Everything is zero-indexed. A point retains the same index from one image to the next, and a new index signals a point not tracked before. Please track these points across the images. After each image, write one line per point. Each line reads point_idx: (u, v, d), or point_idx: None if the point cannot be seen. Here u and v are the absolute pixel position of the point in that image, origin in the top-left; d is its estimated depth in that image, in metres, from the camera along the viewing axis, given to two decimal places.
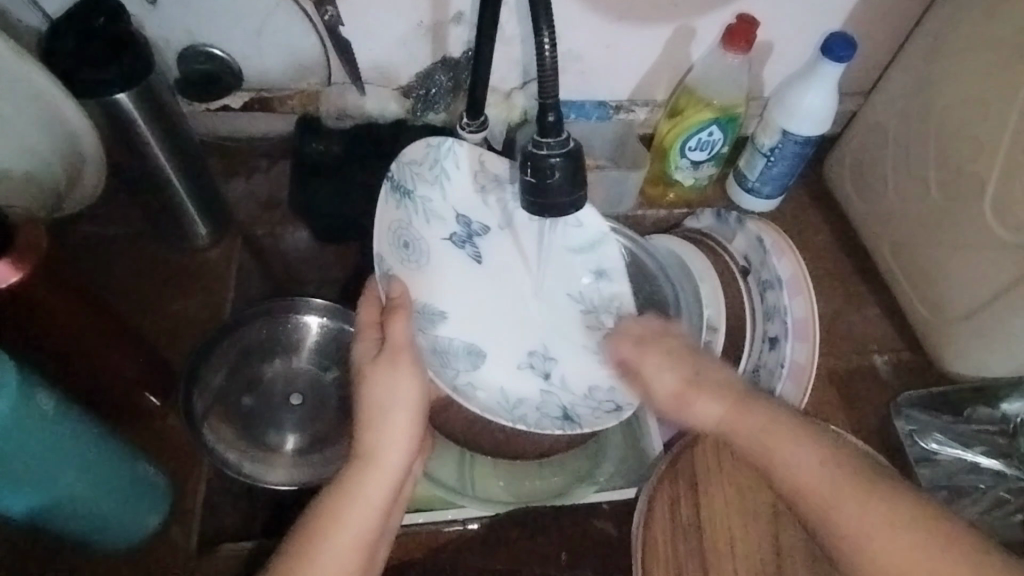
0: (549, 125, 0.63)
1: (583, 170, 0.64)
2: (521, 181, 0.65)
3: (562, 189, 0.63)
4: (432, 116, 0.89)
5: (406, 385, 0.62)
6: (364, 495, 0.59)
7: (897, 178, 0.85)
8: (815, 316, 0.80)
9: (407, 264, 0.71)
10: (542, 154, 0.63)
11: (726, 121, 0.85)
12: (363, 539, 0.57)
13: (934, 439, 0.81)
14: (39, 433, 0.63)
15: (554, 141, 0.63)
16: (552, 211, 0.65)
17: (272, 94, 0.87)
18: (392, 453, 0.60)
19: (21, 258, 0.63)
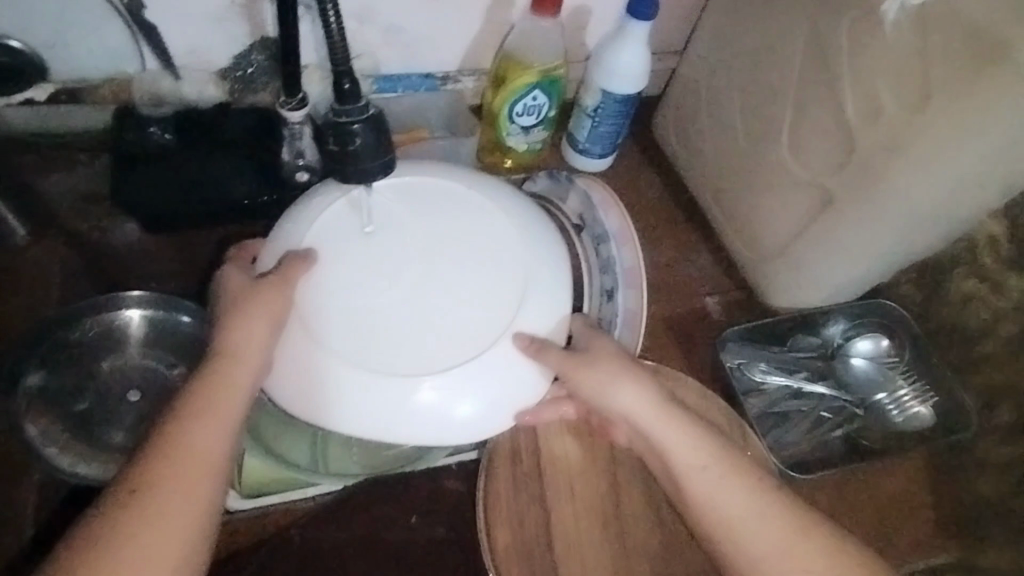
0: (347, 94, 0.66)
1: (383, 132, 0.67)
2: (326, 150, 0.68)
3: (367, 152, 0.67)
4: (255, 96, 0.87)
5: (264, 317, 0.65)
6: (196, 427, 0.58)
7: (713, 127, 0.89)
8: (642, 264, 0.85)
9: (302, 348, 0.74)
10: (344, 120, 0.67)
11: (548, 84, 0.88)
12: (217, 449, 0.58)
13: (759, 369, 0.85)
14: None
15: (353, 109, 0.66)
16: (360, 176, 0.68)
17: (80, 85, 0.84)
18: (239, 377, 0.62)
19: None
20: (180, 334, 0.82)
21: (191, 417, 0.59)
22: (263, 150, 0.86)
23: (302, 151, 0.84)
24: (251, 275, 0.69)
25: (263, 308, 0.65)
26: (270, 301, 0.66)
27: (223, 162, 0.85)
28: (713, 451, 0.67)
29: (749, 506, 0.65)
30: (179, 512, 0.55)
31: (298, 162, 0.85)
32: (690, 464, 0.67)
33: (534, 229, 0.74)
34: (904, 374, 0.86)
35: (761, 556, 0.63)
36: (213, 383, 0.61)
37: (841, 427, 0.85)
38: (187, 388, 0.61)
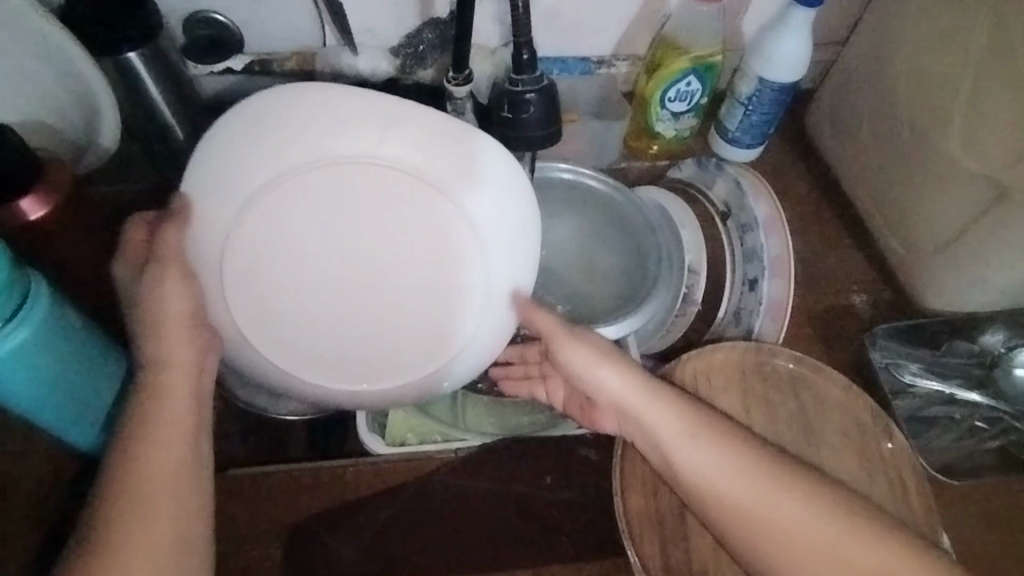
0: (523, 65, 0.70)
1: (555, 102, 0.71)
2: (498, 117, 0.71)
3: (537, 121, 0.71)
4: (422, 72, 0.93)
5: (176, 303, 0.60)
6: (150, 444, 0.55)
7: (875, 121, 0.87)
8: (790, 254, 0.83)
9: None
10: (518, 90, 0.70)
11: (703, 70, 0.89)
12: (182, 462, 0.55)
13: (909, 371, 0.83)
14: (48, 346, 0.69)
15: (529, 78, 0.70)
16: (526, 144, 0.72)
17: (270, 57, 0.93)
18: (170, 385, 0.58)
19: (47, 193, 0.73)
20: None
21: (141, 435, 0.55)
22: None
23: None
24: (136, 270, 0.61)
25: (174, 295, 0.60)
26: (176, 294, 0.60)
27: None
28: (718, 433, 0.64)
29: (723, 470, 0.62)
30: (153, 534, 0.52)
31: None
32: (671, 427, 0.65)
33: (510, 174, 0.61)
34: None
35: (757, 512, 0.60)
36: (145, 398, 0.57)
37: (998, 439, 0.80)
38: (129, 410, 0.56)
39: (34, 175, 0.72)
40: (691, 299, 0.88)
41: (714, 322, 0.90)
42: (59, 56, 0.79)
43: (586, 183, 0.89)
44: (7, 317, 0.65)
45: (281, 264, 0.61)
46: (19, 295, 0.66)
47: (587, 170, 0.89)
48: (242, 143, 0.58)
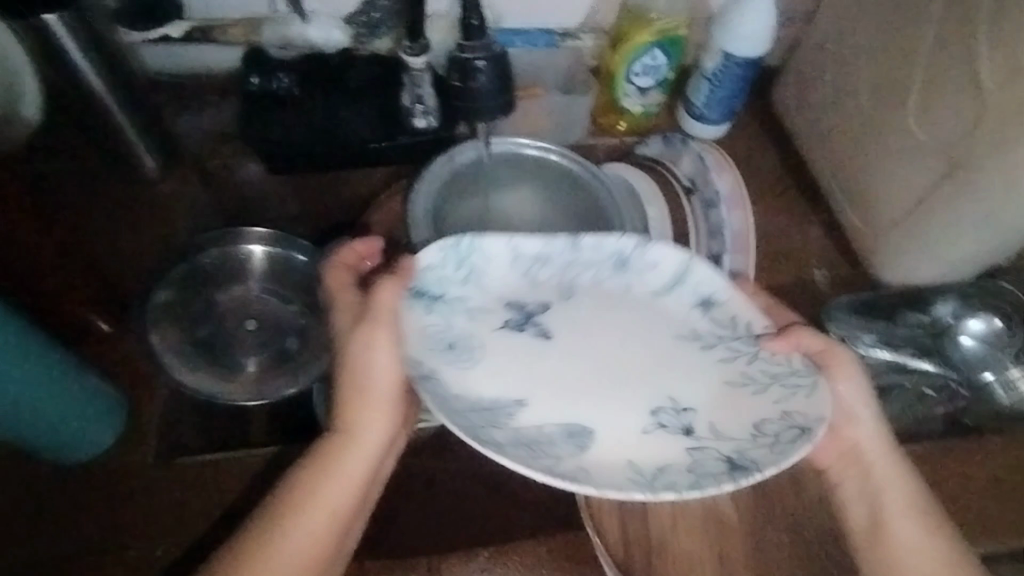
0: (473, 31, 0.70)
1: (506, 73, 0.71)
2: (449, 85, 0.72)
3: (487, 89, 0.71)
4: (377, 43, 0.89)
5: (386, 371, 0.59)
6: (305, 518, 0.56)
7: (836, 97, 0.88)
8: (751, 229, 0.85)
9: (619, 275, 0.66)
10: (469, 57, 0.70)
11: (668, 44, 0.89)
12: (327, 539, 0.56)
13: (865, 342, 0.84)
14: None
15: (479, 44, 0.69)
16: (478, 113, 0.72)
17: (213, 23, 0.86)
18: (352, 463, 0.59)
19: None
20: (296, 275, 0.84)
21: (304, 506, 0.57)
22: (383, 98, 0.88)
23: (422, 98, 0.85)
24: (352, 316, 0.60)
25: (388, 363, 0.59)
26: (381, 362, 0.59)
27: (347, 111, 0.88)
28: (886, 448, 0.61)
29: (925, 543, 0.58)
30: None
31: (417, 108, 0.86)
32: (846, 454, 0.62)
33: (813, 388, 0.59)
34: (1014, 356, 0.84)
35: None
36: (325, 472, 0.58)
37: (945, 405, 0.83)
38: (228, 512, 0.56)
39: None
40: None
41: None
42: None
43: (547, 157, 0.86)
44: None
45: (537, 372, 0.63)
46: None
47: (546, 143, 0.87)
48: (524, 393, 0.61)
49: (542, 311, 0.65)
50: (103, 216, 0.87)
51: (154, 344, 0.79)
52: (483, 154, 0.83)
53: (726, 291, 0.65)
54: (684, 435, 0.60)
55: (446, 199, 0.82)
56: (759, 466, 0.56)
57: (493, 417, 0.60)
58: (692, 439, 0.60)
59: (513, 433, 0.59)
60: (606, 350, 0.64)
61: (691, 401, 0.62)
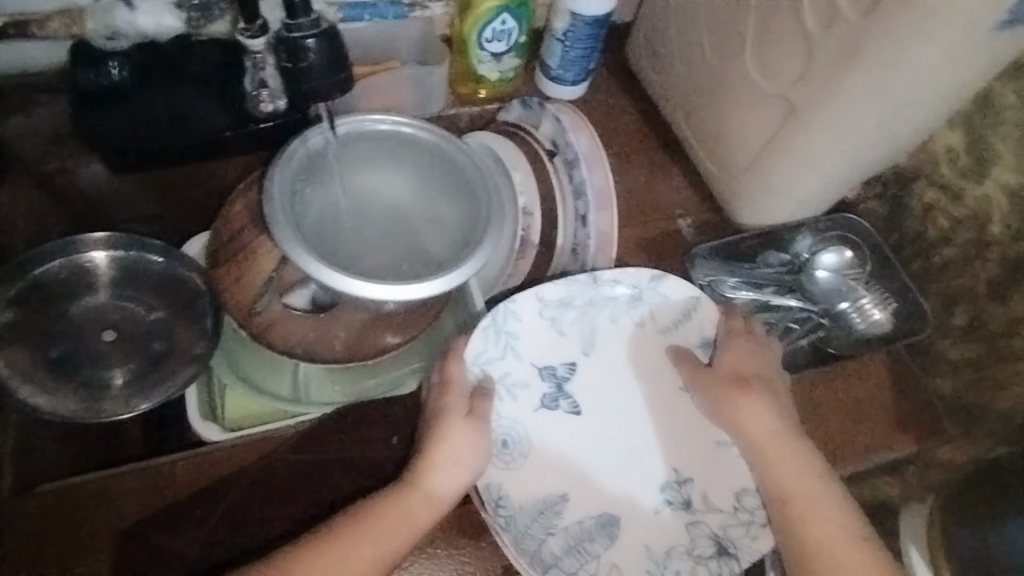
0: (298, 6, 0.64)
1: (341, 48, 0.65)
2: (279, 65, 0.65)
3: (322, 70, 0.65)
4: (212, 26, 0.83)
5: (461, 468, 0.67)
6: (354, 548, 0.61)
7: (684, 50, 0.90)
8: (611, 185, 0.85)
9: (636, 307, 0.81)
10: (297, 35, 0.64)
11: (516, 7, 0.88)
12: (372, 571, 0.61)
13: (729, 284, 0.88)
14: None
15: (305, 20, 0.64)
16: (315, 94, 0.66)
17: (27, 18, 0.81)
18: (421, 513, 0.64)
19: None
20: (153, 276, 0.81)
21: (353, 539, 0.62)
22: (228, 85, 0.86)
23: (266, 82, 0.81)
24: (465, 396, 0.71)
25: (469, 446, 0.68)
26: (467, 434, 0.68)
27: (190, 98, 0.86)
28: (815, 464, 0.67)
29: (801, 484, 0.66)
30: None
31: (262, 93, 0.82)
32: (778, 434, 0.69)
33: None
34: (865, 283, 0.90)
35: (818, 540, 0.62)
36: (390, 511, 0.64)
37: (808, 336, 0.88)
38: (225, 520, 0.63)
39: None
40: (528, 241, 0.91)
41: (552, 261, 0.92)
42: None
43: (404, 132, 0.84)
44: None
45: (553, 455, 0.75)
46: None
47: (399, 117, 0.84)
48: (526, 479, 0.73)
49: (571, 383, 0.78)
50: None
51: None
52: (331, 139, 0.81)
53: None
54: (685, 509, 0.74)
55: (295, 187, 0.80)
56: (738, 550, 0.72)
57: (549, 518, 0.72)
58: (691, 512, 0.74)
59: (565, 536, 0.71)
60: (578, 429, 0.76)
61: (690, 473, 0.76)
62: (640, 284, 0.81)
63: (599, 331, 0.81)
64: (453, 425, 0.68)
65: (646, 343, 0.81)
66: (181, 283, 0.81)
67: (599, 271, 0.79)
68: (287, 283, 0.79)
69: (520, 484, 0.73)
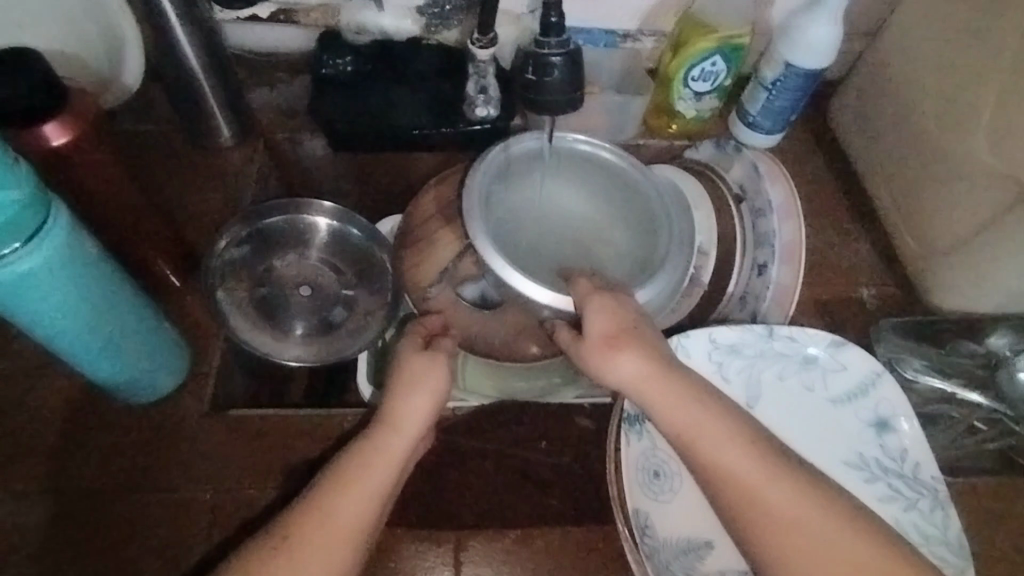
0: (552, 27, 0.69)
1: (581, 69, 0.69)
2: (521, 78, 0.70)
3: (559, 87, 0.69)
4: (446, 33, 0.93)
5: (424, 402, 0.67)
6: (338, 501, 0.60)
7: (898, 116, 0.86)
8: (802, 241, 0.83)
9: (808, 370, 0.77)
10: (545, 52, 0.69)
11: (730, 51, 0.89)
12: (362, 516, 0.60)
13: (912, 367, 0.82)
14: (71, 271, 0.61)
15: (555, 40, 0.69)
16: (549, 107, 0.69)
17: (295, 6, 0.91)
18: (397, 448, 0.65)
19: (71, 121, 0.66)
20: (354, 248, 0.89)
21: (340, 488, 0.61)
22: (446, 88, 0.93)
23: (486, 89, 0.88)
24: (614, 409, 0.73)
25: (432, 382, 0.68)
26: (418, 377, 0.68)
27: (408, 93, 0.93)
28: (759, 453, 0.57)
29: (745, 472, 0.56)
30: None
31: (479, 98, 0.89)
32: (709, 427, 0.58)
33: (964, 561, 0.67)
34: None
35: (824, 547, 0.53)
36: (366, 459, 0.63)
37: (999, 441, 0.79)
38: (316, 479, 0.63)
39: (59, 102, 0.66)
40: (698, 280, 0.91)
41: (720, 305, 0.91)
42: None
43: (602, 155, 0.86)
44: (26, 240, 0.57)
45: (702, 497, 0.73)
46: (39, 219, 0.57)
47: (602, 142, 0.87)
48: (673, 515, 0.71)
49: None
50: (180, 178, 0.92)
51: (219, 295, 0.83)
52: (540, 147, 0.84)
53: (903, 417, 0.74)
54: None
55: (490, 190, 0.82)
56: None
57: (691, 559, 0.70)
58: None
59: None
60: None
61: None
62: (817, 347, 0.77)
63: (768, 386, 0.77)
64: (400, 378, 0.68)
65: (821, 409, 0.76)
66: (371, 261, 0.89)
67: (776, 325, 0.76)
68: (460, 277, 0.82)
69: (665, 518, 0.71)
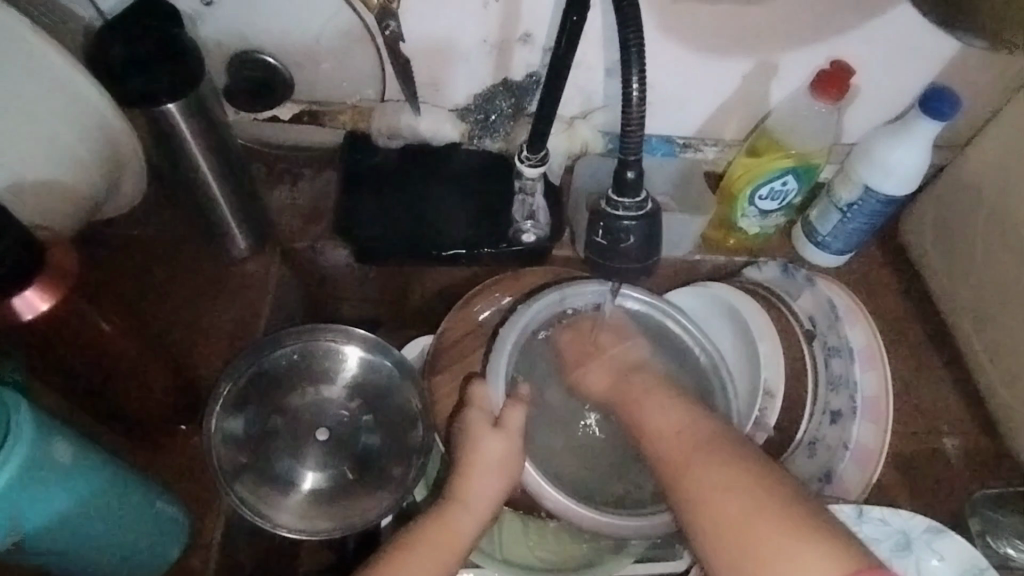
0: (627, 186, 0.61)
1: (657, 231, 0.63)
2: (591, 239, 0.64)
3: (636, 251, 0.63)
4: (490, 142, 0.84)
5: (495, 476, 0.66)
6: None
7: (989, 253, 0.77)
8: (887, 398, 0.76)
9: (902, 556, 0.69)
10: (618, 214, 0.62)
11: (804, 171, 0.79)
12: None
13: (1012, 544, 0.73)
14: (42, 475, 0.55)
15: (631, 203, 0.61)
16: (620, 269, 0.66)
17: (323, 108, 0.83)
18: (463, 526, 0.64)
19: (52, 283, 0.57)
20: (380, 386, 0.79)
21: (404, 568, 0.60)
22: (486, 199, 0.83)
23: (534, 213, 0.78)
24: None
25: (502, 460, 0.67)
26: (494, 452, 0.67)
27: (444, 202, 0.83)
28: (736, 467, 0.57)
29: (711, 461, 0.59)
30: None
31: (527, 223, 0.79)
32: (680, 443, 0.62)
33: None
34: None
35: (744, 523, 0.54)
36: (430, 539, 0.62)
37: None
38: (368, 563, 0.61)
39: (37, 262, 0.57)
40: (762, 423, 0.79)
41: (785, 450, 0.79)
42: (74, 92, 0.69)
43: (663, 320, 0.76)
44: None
45: None
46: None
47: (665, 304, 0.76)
48: None
49: None
50: (187, 294, 0.82)
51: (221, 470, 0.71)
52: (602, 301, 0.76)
53: None
54: None
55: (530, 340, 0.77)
56: None
57: None
58: None
59: None
60: None
61: None
62: (914, 534, 0.69)
63: None
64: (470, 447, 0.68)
65: None
66: (402, 400, 0.78)
67: (866, 506, 0.68)
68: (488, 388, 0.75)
69: None
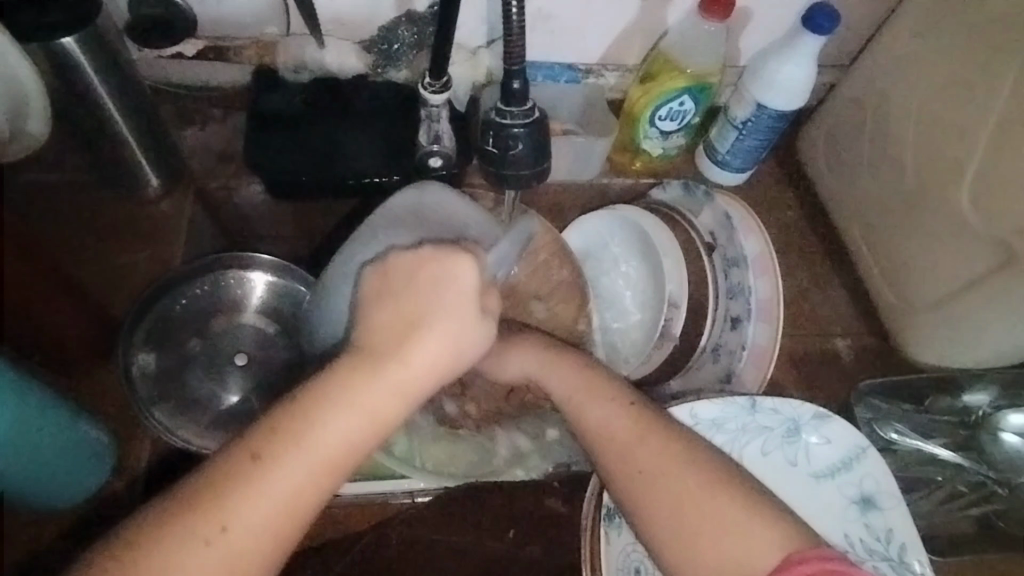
0: (514, 95, 0.65)
1: (546, 140, 0.67)
2: (482, 148, 0.67)
3: (526, 159, 0.67)
4: (394, 73, 0.86)
5: (438, 338, 0.48)
6: (326, 441, 0.45)
7: (870, 160, 0.82)
8: (778, 298, 0.79)
9: (791, 443, 0.73)
10: (506, 123, 0.66)
11: (699, 91, 0.83)
12: (345, 466, 0.46)
13: (894, 429, 0.79)
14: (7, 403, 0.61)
15: (518, 110, 0.65)
16: (511, 180, 0.69)
17: (226, 44, 0.84)
18: (406, 381, 0.47)
19: None
20: (295, 306, 0.81)
21: (334, 420, 0.45)
22: (393, 128, 0.85)
23: (440, 136, 0.80)
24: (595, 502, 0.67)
25: (453, 320, 0.49)
26: (445, 312, 0.49)
27: (354, 133, 0.84)
28: (645, 422, 0.55)
29: (608, 404, 0.57)
30: (249, 553, 0.44)
31: (433, 147, 0.81)
32: (581, 391, 0.59)
33: None
34: None
35: (652, 471, 0.52)
36: (371, 383, 0.47)
37: (980, 505, 0.77)
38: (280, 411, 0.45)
39: None
40: (668, 332, 0.82)
41: (691, 357, 0.84)
42: None
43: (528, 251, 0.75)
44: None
45: None
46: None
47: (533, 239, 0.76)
48: None
49: None
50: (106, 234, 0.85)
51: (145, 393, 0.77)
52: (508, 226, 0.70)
53: (889, 496, 0.72)
54: None
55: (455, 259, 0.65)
56: None
57: None
58: None
59: None
60: None
61: None
62: (801, 420, 0.73)
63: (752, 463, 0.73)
64: (386, 300, 0.49)
65: (804, 488, 0.73)
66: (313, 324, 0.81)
67: (759, 397, 0.72)
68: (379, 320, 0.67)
69: None
